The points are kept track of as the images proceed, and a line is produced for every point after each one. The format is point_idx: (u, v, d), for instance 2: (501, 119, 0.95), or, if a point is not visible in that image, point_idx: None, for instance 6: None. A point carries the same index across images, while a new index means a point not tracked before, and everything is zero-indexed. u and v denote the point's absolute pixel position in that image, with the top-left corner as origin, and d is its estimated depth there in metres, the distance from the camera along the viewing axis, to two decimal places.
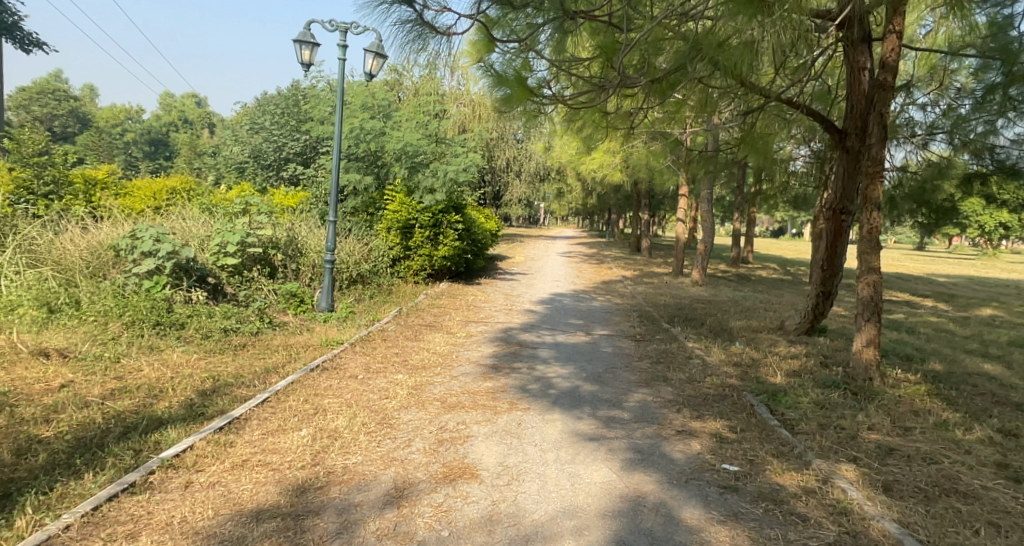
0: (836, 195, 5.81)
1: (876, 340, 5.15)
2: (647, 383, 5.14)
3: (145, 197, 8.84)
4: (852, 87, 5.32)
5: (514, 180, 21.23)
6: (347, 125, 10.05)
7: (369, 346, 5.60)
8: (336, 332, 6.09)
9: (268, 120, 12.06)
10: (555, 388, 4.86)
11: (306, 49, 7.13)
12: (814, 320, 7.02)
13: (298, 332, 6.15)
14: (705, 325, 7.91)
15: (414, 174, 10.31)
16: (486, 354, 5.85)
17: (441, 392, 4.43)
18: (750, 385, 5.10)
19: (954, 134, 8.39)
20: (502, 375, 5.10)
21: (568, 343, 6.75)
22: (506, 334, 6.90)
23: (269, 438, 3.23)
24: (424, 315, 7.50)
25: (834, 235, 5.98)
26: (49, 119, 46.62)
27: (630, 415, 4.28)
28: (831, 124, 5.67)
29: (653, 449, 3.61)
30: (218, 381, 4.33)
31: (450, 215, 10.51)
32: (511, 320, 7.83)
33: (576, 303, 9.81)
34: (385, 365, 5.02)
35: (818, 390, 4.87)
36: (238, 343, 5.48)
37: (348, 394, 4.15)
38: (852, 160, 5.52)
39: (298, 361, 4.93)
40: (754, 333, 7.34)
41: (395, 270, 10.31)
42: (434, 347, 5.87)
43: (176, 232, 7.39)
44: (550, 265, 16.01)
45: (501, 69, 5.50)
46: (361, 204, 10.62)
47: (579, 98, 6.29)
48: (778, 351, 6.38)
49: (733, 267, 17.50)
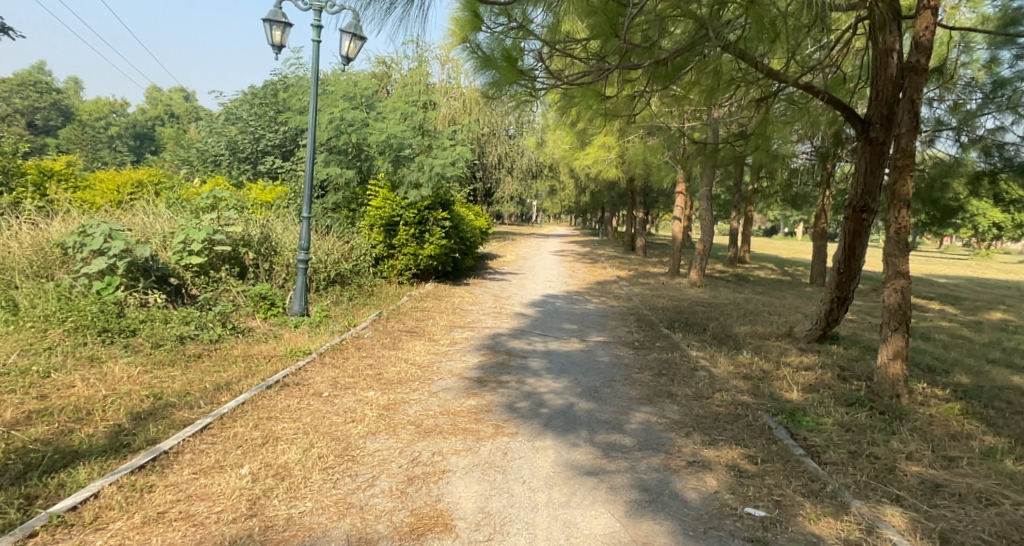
0: (857, 192, 5.29)
1: (904, 352, 4.63)
2: (650, 400, 4.62)
3: (107, 189, 8.22)
4: (878, 71, 4.81)
5: (506, 177, 20.66)
6: (326, 116, 9.46)
7: (340, 356, 5.02)
8: (305, 340, 5.50)
9: (245, 110, 11.42)
10: (547, 406, 4.32)
11: (277, 30, 6.54)
12: (826, 327, 6.50)
13: (264, 340, 5.56)
14: (707, 331, 7.39)
15: (398, 167, 9.65)
16: (470, 365, 5.30)
17: (416, 413, 3.88)
18: (765, 402, 4.58)
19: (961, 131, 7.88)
20: (487, 391, 4.55)
21: (561, 351, 6.21)
22: (495, 342, 6.34)
23: (200, 479, 2.67)
24: (405, 320, 6.94)
25: (853, 236, 5.47)
26: (31, 112, 45.62)
27: (633, 441, 3.75)
28: (853, 112, 5.16)
29: (662, 487, 3.08)
30: (159, 400, 3.74)
31: (437, 212, 9.96)
32: (499, 325, 7.27)
33: (570, 306, 9.27)
34: (357, 379, 4.44)
35: (842, 410, 4.36)
36: (192, 353, 4.88)
37: (307, 417, 3.56)
38: (876, 153, 5.01)
39: (258, 375, 4.35)
40: (761, 341, 6.82)
41: (378, 270, 9.73)
42: (413, 357, 5.31)
43: (135, 228, 6.79)
44: (542, 265, 15.48)
45: (488, 50, 4.96)
46: (343, 200, 10.03)
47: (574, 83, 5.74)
48: (789, 362, 5.87)
49: (730, 267, 17.05)
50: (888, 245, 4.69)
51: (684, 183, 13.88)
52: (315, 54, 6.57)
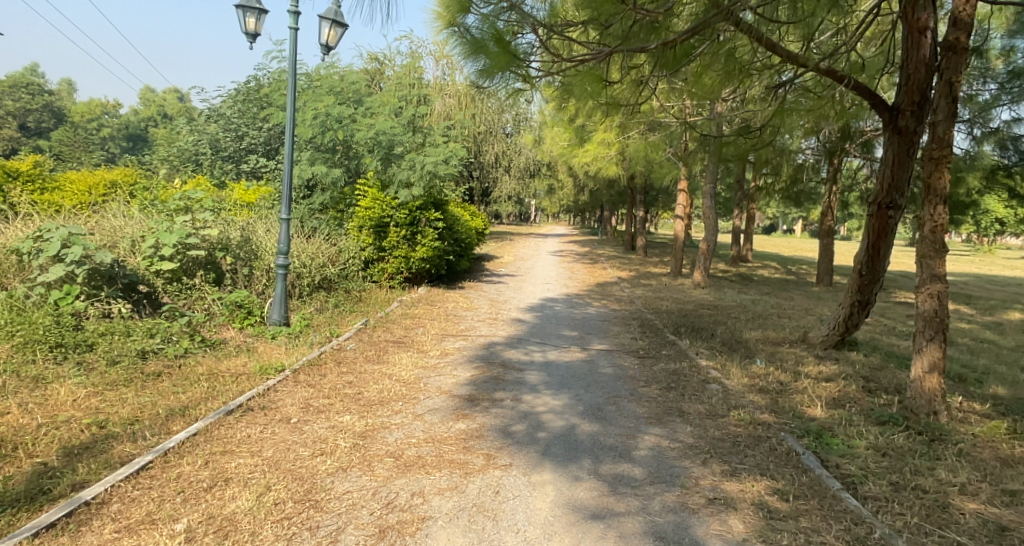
0: (883, 186, 4.83)
1: (942, 364, 4.16)
2: (660, 420, 4.15)
3: (78, 190, 7.75)
4: (908, 53, 4.35)
5: (503, 176, 20.20)
6: (311, 111, 8.99)
7: (316, 372, 4.54)
8: (281, 354, 5.01)
9: (227, 107, 10.92)
10: (546, 430, 3.85)
11: (251, 17, 6.08)
12: (845, 333, 6.02)
13: (236, 354, 5.06)
14: (716, 337, 6.91)
15: (388, 166, 9.24)
16: (461, 380, 4.83)
17: (396, 441, 3.41)
18: (788, 421, 4.12)
19: (975, 124, 7.44)
20: (479, 412, 4.08)
21: (561, 362, 5.74)
22: (489, 353, 5.87)
23: (123, 540, 2.24)
24: (392, 329, 6.46)
25: (877, 235, 5.01)
26: (22, 114, 45.10)
27: (644, 472, 3.28)
28: (879, 100, 4.70)
29: (681, 535, 2.63)
30: (101, 429, 3.25)
31: (429, 212, 9.49)
32: (494, 333, 6.81)
33: (569, 311, 8.80)
34: (332, 401, 3.97)
35: (875, 431, 3.90)
36: (151, 371, 4.38)
37: (269, 449, 3.10)
38: (905, 144, 4.55)
39: (220, 397, 3.86)
40: (775, 348, 6.35)
41: (367, 274, 9.27)
42: (398, 372, 4.84)
43: (100, 232, 6.33)
44: (540, 266, 15.03)
45: (477, 32, 4.48)
46: (330, 200, 9.54)
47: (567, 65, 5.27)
48: (808, 372, 5.40)
49: (734, 267, 16.58)
50: (921, 245, 4.24)
51: (685, 180, 13.43)
52: (291, 42, 6.09)
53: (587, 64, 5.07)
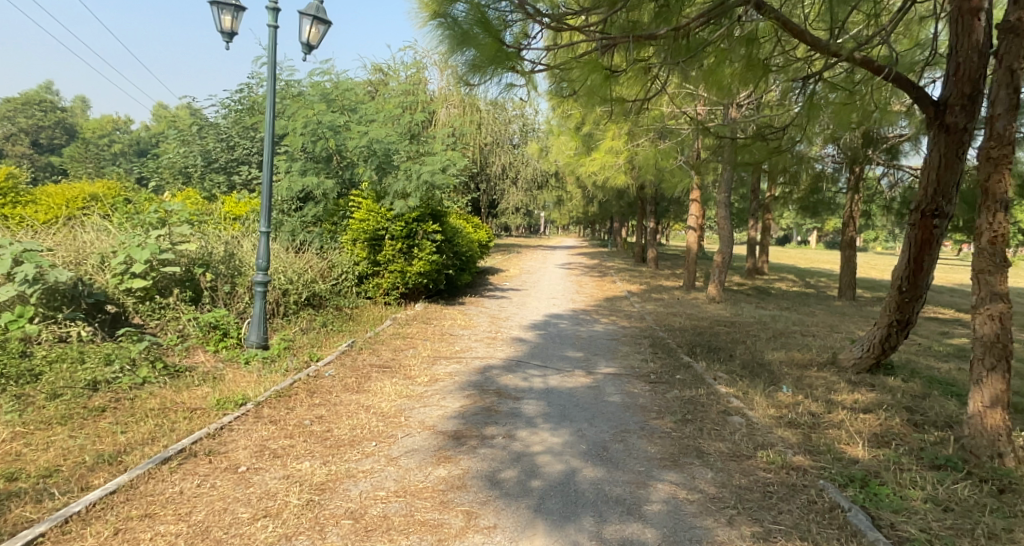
0: (927, 192, 4.26)
1: (1006, 398, 3.54)
2: (675, 463, 3.58)
3: (53, 204, 7.35)
4: (957, 39, 3.81)
5: (510, 187, 19.74)
6: (302, 119, 8.54)
7: (284, 406, 3.99)
8: (249, 383, 4.47)
9: (220, 117, 10.52)
10: (540, 477, 3.28)
11: (227, 15, 5.63)
12: (881, 355, 5.43)
13: (199, 383, 4.51)
14: (735, 359, 6.31)
15: (383, 176, 8.81)
16: (449, 412, 4.27)
17: (360, 496, 2.86)
18: (826, 465, 3.52)
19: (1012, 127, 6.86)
20: (463, 454, 3.51)
21: (563, 389, 5.18)
22: (484, 379, 5.31)
23: None
24: (380, 352, 5.92)
25: (920, 246, 4.45)
26: (34, 130, 45.43)
27: (656, 536, 2.71)
28: (922, 94, 4.14)
29: None
30: (7, 484, 2.73)
31: (427, 223, 8.99)
32: (492, 355, 6.25)
33: (575, 328, 8.23)
34: (294, 442, 3.42)
35: (932, 480, 3.29)
36: (95, 406, 3.85)
37: (203, 511, 2.58)
38: (953, 143, 3.99)
39: (162, 439, 3.29)
40: (801, 373, 5.75)
41: (362, 289, 8.78)
42: (377, 404, 4.29)
43: (67, 251, 5.90)
44: (547, 279, 14.49)
45: (465, 21, 3.99)
46: (323, 212, 9.04)
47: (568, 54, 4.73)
48: (842, 402, 4.79)
49: (750, 280, 15.96)
50: (977, 259, 3.65)
51: (697, 189, 12.85)
52: (269, 41, 5.60)
53: (590, 56, 4.53)
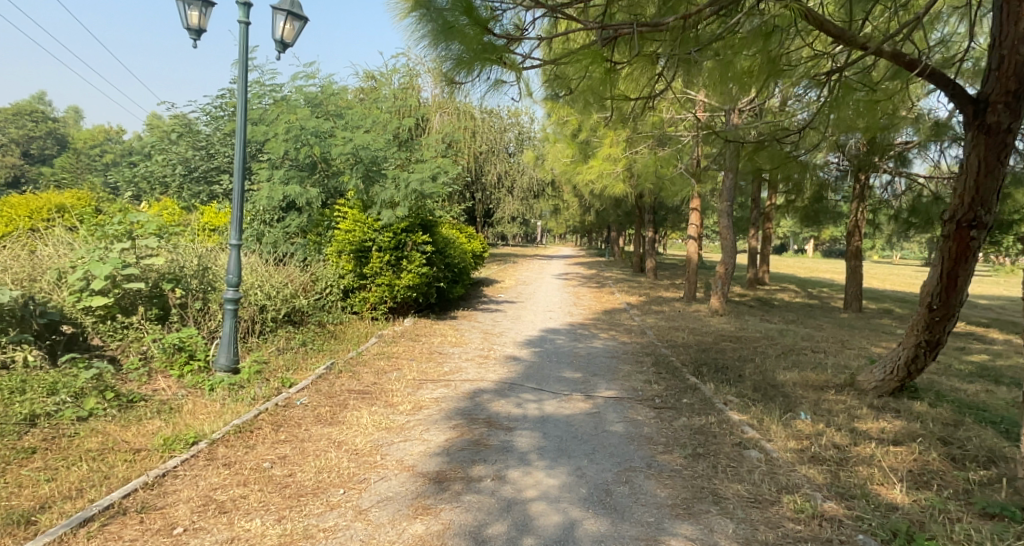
0: (963, 199, 3.83)
1: None
2: (690, 511, 3.11)
3: (16, 216, 6.91)
4: (1003, 28, 3.40)
5: (506, 197, 19.33)
6: (284, 125, 8.10)
7: (243, 444, 3.52)
8: (208, 416, 4.01)
9: (201, 124, 10.09)
10: (534, 533, 2.81)
11: (194, 11, 5.19)
12: (906, 378, 4.99)
13: (153, 416, 4.04)
14: (746, 381, 5.86)
15: (370, 185, 8.37)
16: (432, 448, 3.79)
17: None
18: (863, 514, 3.06)
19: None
20: (445, 504, 3.04)
21: (560, 416, 4.72)
22: (473, 405, 4.83)
23: None
24: (361, 374, 5.45)
25: (955, 260, 4.02)
26: (26, 142, 44.89)
27: None
28: (959, 90, 3.75)
29: None
30: None
31: (416, 234, 8.54)
32: (483, 377, 5.76)
33: (573, 345, 7.77)
34: (247, 492, 2.94)
35: (989, 534, 2.84)
36: (26, 445, 3.38)
37: None
38: (996, 146, 3.59)
39: (90, 490, 2.83)
40: (818, 396, 5.29)
41: (347, 304, 8.30)
42: (350, 440, 3.81)
43: (21, 267, 5.47)
44: (544, 290, 14.06)
45: (447, 8, 3.55)
46: (307, 223, 8.59)
47: (565, 44, 4.29)
48: (868, 432, 4.33)
49: (751, 291, 15.55)
50: None
51: (697, 198, 12.43)
52: (239, 38, 5.15)
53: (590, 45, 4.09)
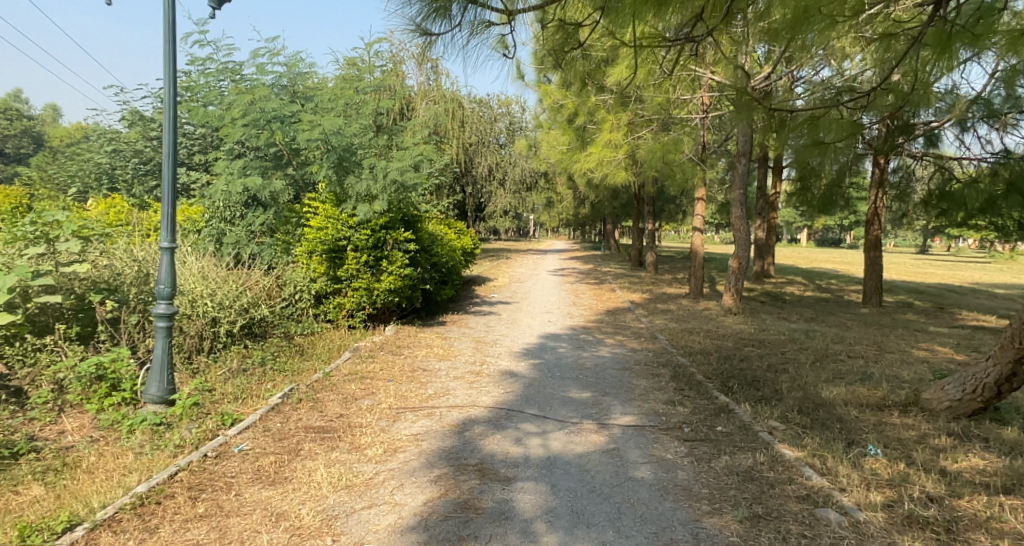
0: None
1: None
2: None
3: None
4: None
5: (498, 189, 18.41)
6: (241, 107, 7.05)
7: (137, 527, 2.60)
8: (111, 478, 3.05)
9: (156, 112, 9.06)
10: None
11: None
12: (993, 398, 4.11)
13: (34, 479, 3.08)
14: (786, 399, 4.92)
15: (344, 176, 7.30)
16: (405, 519, 2.83)
17: None
18: None
19: None
20: None
21: (572, 456, 3.76)
22: (461, 444, 3.85)
23: None
24: (324, 404, 4.48)
25: None
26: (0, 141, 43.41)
27: None
28: None
29: None
30: None
31: (398, 231, 7.56)
32: (474, 402, 4.79)
33: (576, 354, 6.82)
34: None
35: None
36: None
37: None
38: None
39: None
40: (880, 420, 4.36)
41: (321, 311, 7.30)
42: (292, 509, 2.85)
43: None
44: (539, 288, 13.11)
45: None
46: (273, 221, 7.58)
47: None
48: (963, 474, 3.40)
49: (760, 286, 14.66)
50: None
51: (702, 187, 11.48)
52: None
53: None
